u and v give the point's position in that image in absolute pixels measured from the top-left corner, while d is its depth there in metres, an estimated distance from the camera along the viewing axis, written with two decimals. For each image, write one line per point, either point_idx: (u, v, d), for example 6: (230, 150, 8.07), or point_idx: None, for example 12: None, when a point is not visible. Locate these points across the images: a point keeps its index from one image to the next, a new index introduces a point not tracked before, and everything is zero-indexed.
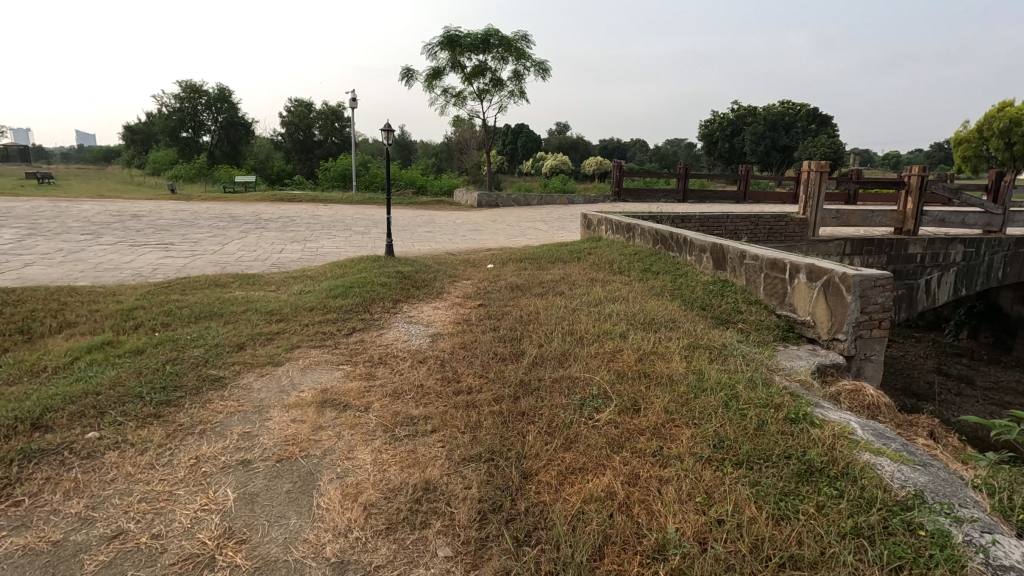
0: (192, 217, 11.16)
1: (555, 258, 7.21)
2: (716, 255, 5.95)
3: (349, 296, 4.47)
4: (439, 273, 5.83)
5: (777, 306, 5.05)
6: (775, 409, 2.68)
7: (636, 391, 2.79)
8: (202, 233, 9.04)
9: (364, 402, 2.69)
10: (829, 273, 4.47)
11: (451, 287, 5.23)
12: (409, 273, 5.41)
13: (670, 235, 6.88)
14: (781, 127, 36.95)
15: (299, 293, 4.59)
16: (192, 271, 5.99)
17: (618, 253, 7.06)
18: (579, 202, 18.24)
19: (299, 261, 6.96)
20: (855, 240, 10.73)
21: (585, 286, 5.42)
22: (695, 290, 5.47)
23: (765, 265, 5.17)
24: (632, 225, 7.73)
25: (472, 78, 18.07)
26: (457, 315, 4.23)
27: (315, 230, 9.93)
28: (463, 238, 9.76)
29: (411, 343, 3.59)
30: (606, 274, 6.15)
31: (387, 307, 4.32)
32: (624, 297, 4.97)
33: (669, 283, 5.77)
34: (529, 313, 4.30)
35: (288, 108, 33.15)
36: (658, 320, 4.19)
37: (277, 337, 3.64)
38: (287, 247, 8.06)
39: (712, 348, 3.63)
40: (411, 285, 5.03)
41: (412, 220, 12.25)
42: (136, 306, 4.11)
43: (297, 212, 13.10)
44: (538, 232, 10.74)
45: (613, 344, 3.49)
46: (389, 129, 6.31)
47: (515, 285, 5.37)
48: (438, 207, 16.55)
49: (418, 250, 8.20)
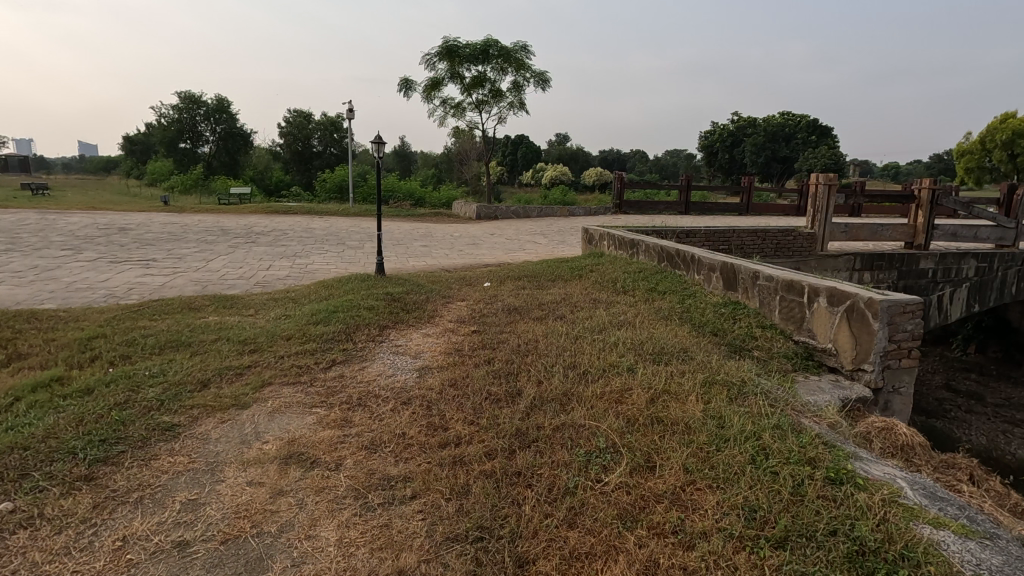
0: (182, 230, 10.86)
1: (555, 276, 6.87)
2: (726, 275, 5.61)
3: (333, 321, 4.12)
4: (432, 293, 5.51)
5: (794, 331, 4.69)
6: (811, 465, 2.32)
7: (650, 444, 2.43)
8: (189, 248, 8.72)
9: (335, 458, 2.33)
10: (853, 297, 4.12)
11: (444, 310, 4.88)
12: (400, 294, 5.07)
13: (676, 252, 6.54)
14: (782, 139, 36.82)
15: (279, 319, 4.25)
16: (169, 290, 5.66)
17: (621, 271, 6.72)
18: (580, 214, 17.96)
19: (286, 279, 6.62)
20: (864, 254, 10.30)
21: (587, 308, 5.07)
22: (705, 313, 5.12)
23: (780, 287, 4.82)
24: (637, 241, 7.38)
25: (471, 89, 17.86)
26: (448, 344, 3.88)
27: (307, 244, 9.61)
28: (460, 253, 9.42)
29: (395, 379, 3.24)
30: (610, 294, 5.81)
31: (372, 335, 3.97)
32: (629, 322, 4.62)
33: (677, 304, 5.42)
34: (527, 341, 3.95)
35: (288, 119, 33.05)
36: (667, 349, 3.84)
37: (248, 372, 3.28)
38: (275, 263, 7.73)
39: (730, 383, 3.28)
40: (400, 309, 4.69)
41: (408, 234, 11.93)
42: (97, 335, 3.76)
43: (291, 224, 12.80)
44: (538, 246, 10.41)
45: (621, 382, 3.14)
46: (381, 140, 5.99)
47: (512, 308, 5.03)
48: (436, 219, 16.27)
49: (412, 266, 7.87)
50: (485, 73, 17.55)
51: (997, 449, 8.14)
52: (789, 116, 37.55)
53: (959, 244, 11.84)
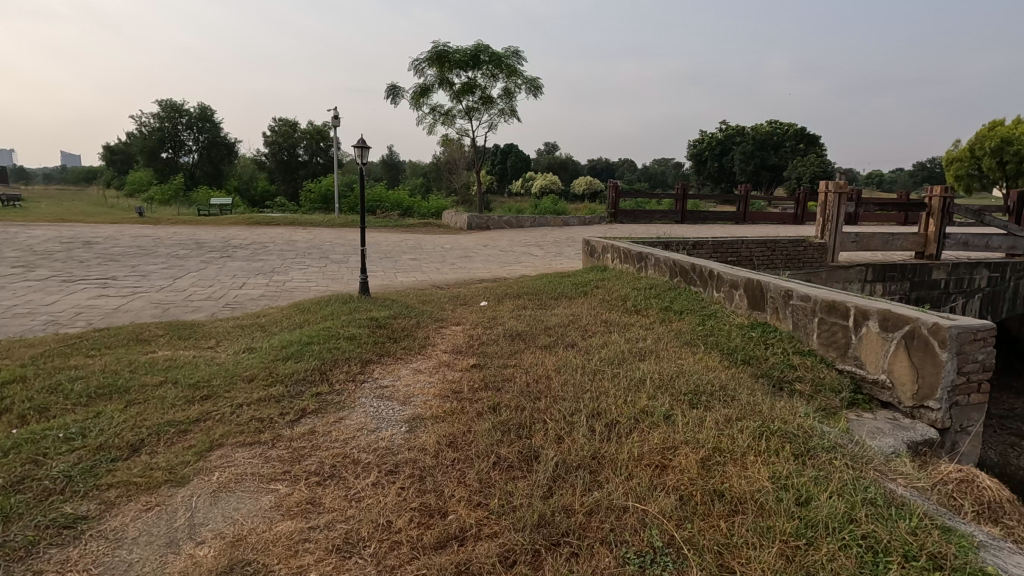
0: (153, 244, 10.12)
1: (557, 293, 6.27)
2: (752, 293, 5.03)
3: (308, 357, 3.46)
4: (423, 315, 4.89)
5: (837, 359, 4.11)
6: (939, 569, 1.72)
7: (719, 537, 1.84)
8: (156, 263, 7.99)
9: (295, 568, 1.70)
10: (913, 322, 3.56)
11: (438, 338, 4.26)
12: (386, 319, 4.43)
13: (690, 267, 5.96)
14: (770, 147, 36.80)
15: (244, 353, 3.57)
16: (122, 316, 4.96)
17: (630, 287, 6.15)
18: (574, 224, 17.42)
19: (261, 299, 5.96)
20: (876, 265, 9.84)
21: (600, 333, 4.47)
22: (733, 338, 4.54)
23: (820, 308, 4.25)
24: (645, 254, 6.80)
25: (461, 96, 17.32)
26: (445, 383, 3.26)
27: (287, 259, 8.92)
28: (451, 267, 8.79)
29: (379, 436, 2.60)
30: (621, 315, 5.23)
31: (352, 374, 3.33)
32: (652, 351, 4.02)
33: (698, 328, 4.84)
34: (539, 379, 3.35)
35: (273, 128, 32.33)
36: (704, 387, 3.25)
37: (194, 429, 2.62)
38: (249, 281, 7.03)
39: (789, 432, 2.70)
40: (387, 337, 4.05)
41: (397, 246, 11.27)
42: (14, 379, 3.07)
43: (271, 237, 12.10)
44: (534, 259, 9.81)
45: (660, 436, 2.54)
46: (365, 144, 5.37)
47: (516, 334, 4.41)
48: (425, 230, 15.65)
49: (400, 283, 7.24)
50: (476, 79, 17.04)
51: (1008, 463, 7.42)
52: (776, 125, 37.56)
53: (969, 253, 11.40)
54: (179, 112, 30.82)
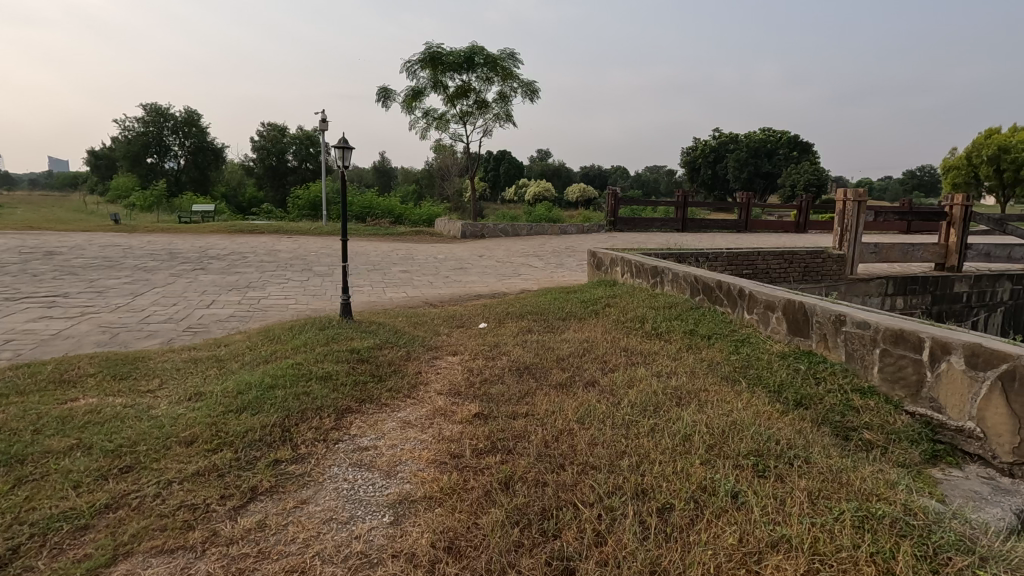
0: (122, 255, 9.34)
1: (564, 313, 5.60)
2: (793, 316, 4.38)
3: (268, 408, 2.74)
4: (413, 343, 4.21)
5: (906, 400, 3.45)
6: None
7: None
8: (120, 277, 7.23)
9: None
10: (1013, 361, 2.90)
11: (433, 376, 3.55)
12: (370, 351, 3.72)
13: (715, 284, 5.31)
14: (764, 154, 36.55)
15: (191, 401, 2.85)
16: (60, 345, 4.22)
17: (647, 307, 5.51)
18: (572, 233, 16.82)
19: (230, 321, 5.24)
20: (897, 278, 9.28)
21: (624, 367, 3.79)
22: (778, 372, 3.89)
23: (883, 337, 3.59)
24: (661, 269, 6.14)
25: (455, 99, 16.70)
26: (442, 443, 2.58)
27: (267, 271, 8.20)
28: (445, 280, 8.11)
29: (352, 534, 1.91)
30: (643, 341, 4.57)
31: (323, 431, 2.62)
32: (690, 392, 3.35)
33: (733, 359, 4.18)
34: (560, 435, 2.68)
35: (261, 133, 31.60)
36: (769, 448, 2.58)
37: (98, 527, 1.91)
38: (220, 297, 6.31)
39: (901, 520, 2.03)
40: (370, 376, 3.35)
41: (387, 256, 10.58)
42: None
43: (253, 246, 11.37)
44: (534, 271, 9.15)
45: (735, 534, 1.88)
46: (347, 143, 4.68)
47: (525, 370, 3.71)
48: (416, 238, 14.98)
49: (388, 299, 6.55)
50: (470, 82, 16.43)
51: None
52: (770, 132, 37.33)
53: (989, 265, 10.86)
54: (165, 117, 29.97)
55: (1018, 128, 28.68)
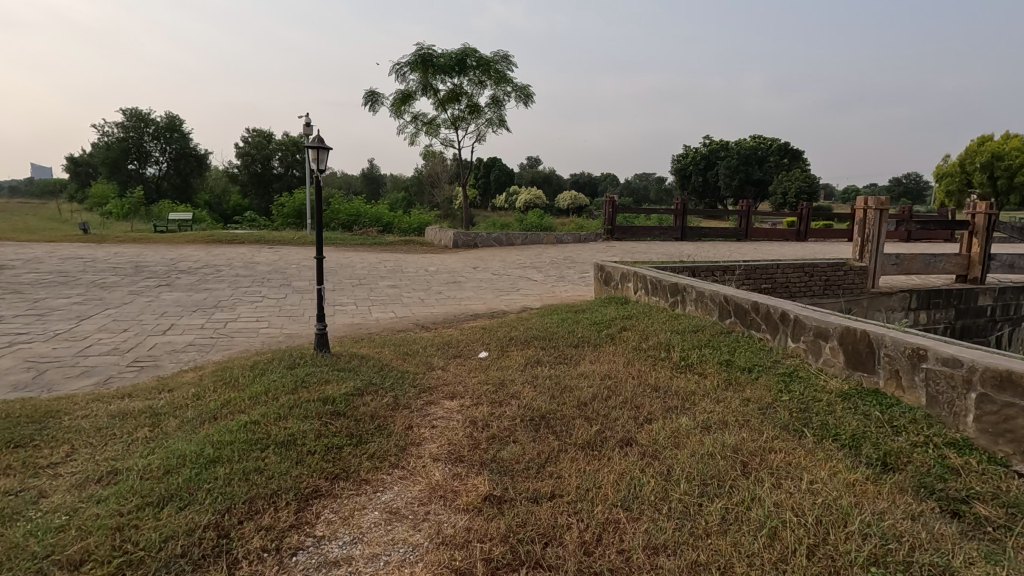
0: (81, 269, 8.51)
1: (576, 338, 4.89)
2: (852, 347, 3.71)
3: (203, 499, 2.00)
4: (403, 383, 3.47)
5: (1015, 458, 2.75)
6: None
7: None
8: (70, 296, 6.42)
9: None
10: None
11: (427, 433, 2.83)
12: (348, 399, 2.99)
13: (750, 306, 4.64)
14: (755, 162, 36.24)
15: (100, 487, 2.10)
16: None
17: (671, 332, 4.82)
18: (568, 242, 16.18)
19: (187, 352, 4.47)
20: (920, 291, 8.71)
21: (663, 417, 3.09)
22: (846, 419, 3.21)
23: (980, 380, 2.92)
24: (682, 287, 5.48)
25: (445, 104, 16.04)
26: (443, 551, 1.87)
27: (240, 287, 7.42)
28: (438, 297, 7.38)
29: None
30: (674, 377, 3.89)
31: (275, 534, 1.89)
32: (753, 452, 2.67)
33: (784, 399, 3.52)
34: (603, 534, 1.98)
35: (246, 139, 30.74)
36: (889, 551, 1.89)
37: None
38: (182, 320, 5.53)
39: None
40: (348, 438, 2.61)
41: (375, 269, 9.82)
42: None
43: (230, 258, 10.56)
44: (534, 285, 8.43)
45: None
46: (323, 143, 3.96)
47: (542, 423, 3.00)
48: (405, 248, 14.24)
49: (375, 321, 5.82)
50: (462, 86, 15.78)
51: None
52: (761, 139, 37.05)
53: (1009, 276, 10.31)
54: (146, 122, 29.06)
55: (1010, 135, 28.61)
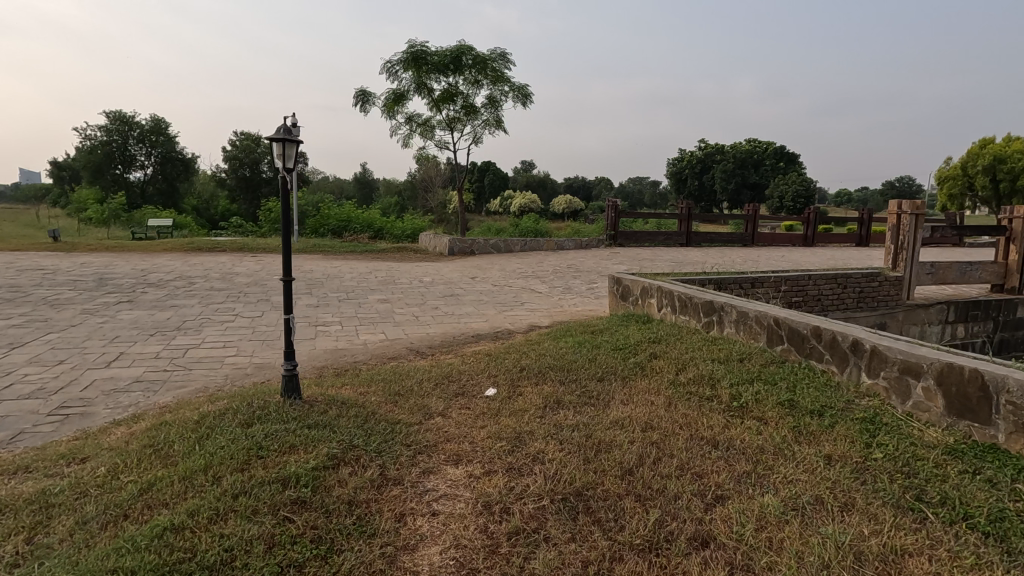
0: (37, 282, 7.66)
1: (601, 368, 4.13)
2: (957, 390, 2.97)
3: None
4: (392, 442, 2.68)
5: None
6: None
7: None
8: (11, 317, 5.59)
9: None
10: None
11: (427, 526, 2.06)
12: (319, 477, 2.20)
13: (810, 332, 3.89)
14: (750, 165, 35.71)
15: None
16: None
17: (714, 361, 4.07)
18: (569, 248, 15.46)
19: (129, 392, 3.64)
20: (958, 303, 8.01)
21: (737, 493, 2.34)
22: (971, 486, 2.45)
23: None
24: (720, 306, 4.73)
25: (439, 104, 15.30)
26: None
27: (212, 304, 6.60)
28: (435, 314, 6.59)
29: None
30: (730, 424, 3.13)
31: None
32: (881, 560, 1.92)
33: (879, 456, 2.76)
34: None
35: (234, 142, 29.88)
36: None
37: None
38: (135, 347, 4.70)
39: None
40: (314, 549, 1.82)
41: (364, 281, 9.01)
42: None
43: (207, 268, 9.70)
44: (540, 299, 7.66)
45: None
46: (293, 136, 3.20)
47: (580, 505, 2.23)
48: (396, 256, 13.47)
49: (362, 345, 5.03)
50: (457, 86, 15.04)
51: None
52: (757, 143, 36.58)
53: None
54: (129, 125, 28.06)
55: (1012, 138, 28.17)
